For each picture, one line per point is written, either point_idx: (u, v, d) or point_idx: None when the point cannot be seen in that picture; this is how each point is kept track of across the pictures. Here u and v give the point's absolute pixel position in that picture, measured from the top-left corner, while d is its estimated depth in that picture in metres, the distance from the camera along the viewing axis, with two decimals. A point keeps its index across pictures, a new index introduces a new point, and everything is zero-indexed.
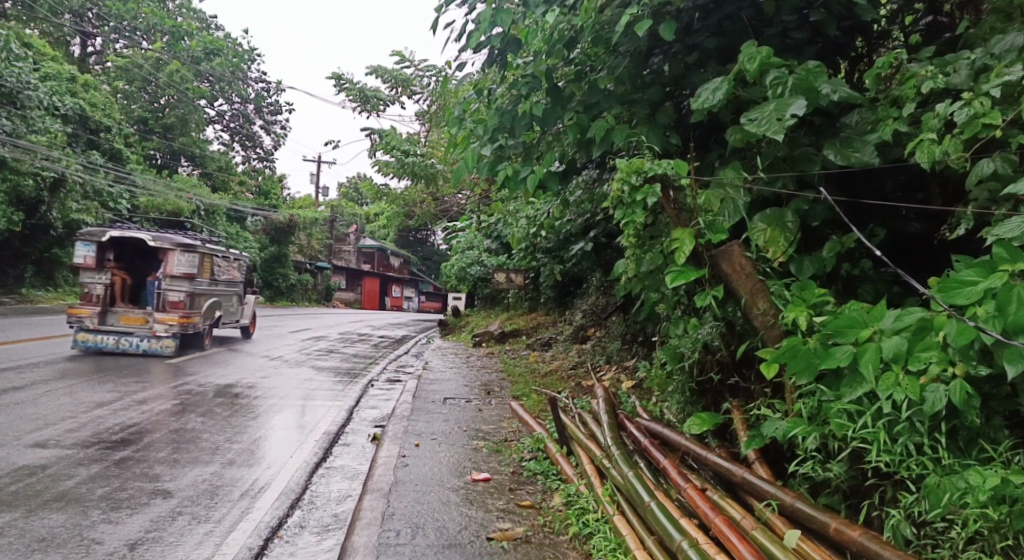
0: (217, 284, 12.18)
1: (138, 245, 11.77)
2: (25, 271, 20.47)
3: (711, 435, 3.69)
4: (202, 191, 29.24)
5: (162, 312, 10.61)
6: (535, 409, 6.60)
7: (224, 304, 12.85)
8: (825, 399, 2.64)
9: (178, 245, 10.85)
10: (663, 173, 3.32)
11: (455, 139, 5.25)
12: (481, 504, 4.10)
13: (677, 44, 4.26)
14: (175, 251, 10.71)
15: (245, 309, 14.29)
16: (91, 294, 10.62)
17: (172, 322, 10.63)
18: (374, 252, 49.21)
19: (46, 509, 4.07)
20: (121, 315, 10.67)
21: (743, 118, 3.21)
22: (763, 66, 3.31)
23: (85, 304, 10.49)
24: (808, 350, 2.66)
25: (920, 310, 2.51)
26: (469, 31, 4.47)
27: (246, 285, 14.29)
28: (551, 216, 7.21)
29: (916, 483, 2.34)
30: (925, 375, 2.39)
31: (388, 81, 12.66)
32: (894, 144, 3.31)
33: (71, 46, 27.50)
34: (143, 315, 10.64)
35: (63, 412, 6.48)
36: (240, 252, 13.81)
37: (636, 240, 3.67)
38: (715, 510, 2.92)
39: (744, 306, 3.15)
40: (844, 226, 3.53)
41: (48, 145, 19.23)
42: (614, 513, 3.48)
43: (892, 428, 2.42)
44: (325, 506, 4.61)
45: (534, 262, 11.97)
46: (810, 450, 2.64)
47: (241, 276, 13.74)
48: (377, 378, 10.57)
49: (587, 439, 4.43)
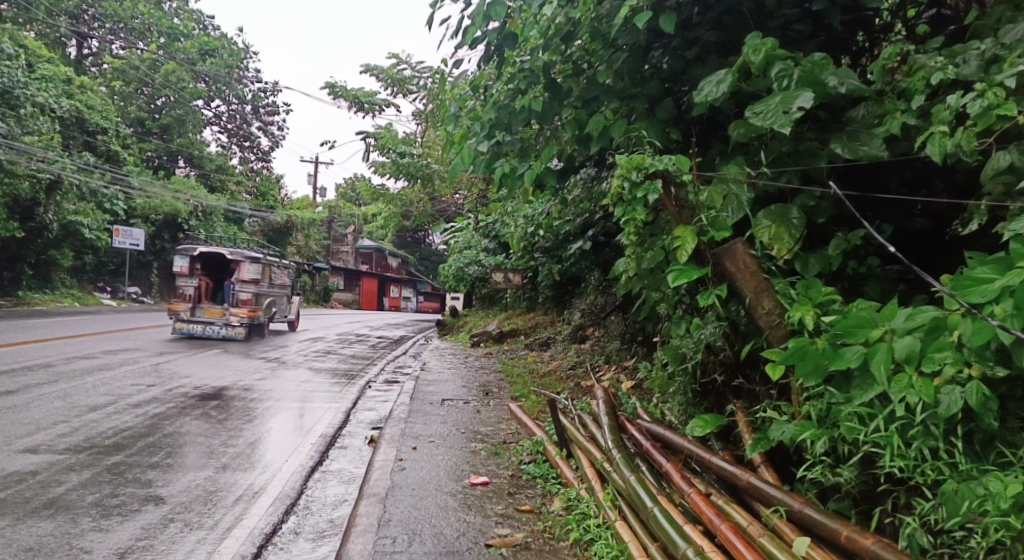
0: (273, 287, 15.36)
1: (217, 257, 15.24)
2: (21, 273, 20.07)
3: (714, 437, 3.60)
4: (199, 191, 28.64)
5: (236, 308, 13.89)
6: (534, 411, 6.52)
7: (279, 304, 16.15)
8: (834, 401, 2.56)
9: (248, 257, 14.22)
10: (664, 169, 3.22)
11: (452, 137, 5.17)
12: (479, 510, 4.01)
13: (677, 38, 4.18)
14: (246, 261, 14.08)
15: (291, 307, 17.38)
16: (183, 294, 13.87)
17: (243, 315, 13.90)
18: (373, 252, 48.98)
19: (34, 517, 3.97)
20: (205, 310, 13.86)
21: (748, 111, 3.13)
22: (768, 58, 3.22)
23: (179, 301, 13.65)
24: (816, 351, 2.59)
25: (933, 309, 2.43)
26: (465, 27, 4.41)
27: (292, 288, 17.40)
28: (549, 216, 7.12)
29: (932, 489, 2.27)
30: (938, 377, 2.31)
31: (384, 80, 12.56)
32: (902, 138, 3.23)
33: (67, 47, 27.32)
34: (221, 310, 13.83)
35: (56, 416, 6.38)
36: (289, 262, 17.05)
37: (637, 238, 3.57)
38: (720, 517, 2.83)
39: (748, 306, 3.06)
40: (850, 222, 3.45)
41: (43, 147, 19.05)
42: (615, 519, 3.40)
43: (906, 432, 2.35)
44: (321, 512, 4.52)
45: (532, 262, 11.90)
46: (818, 454, 2.56)
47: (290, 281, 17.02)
48: (374, 379, 10.47)
49: (587, 442, 4.34)
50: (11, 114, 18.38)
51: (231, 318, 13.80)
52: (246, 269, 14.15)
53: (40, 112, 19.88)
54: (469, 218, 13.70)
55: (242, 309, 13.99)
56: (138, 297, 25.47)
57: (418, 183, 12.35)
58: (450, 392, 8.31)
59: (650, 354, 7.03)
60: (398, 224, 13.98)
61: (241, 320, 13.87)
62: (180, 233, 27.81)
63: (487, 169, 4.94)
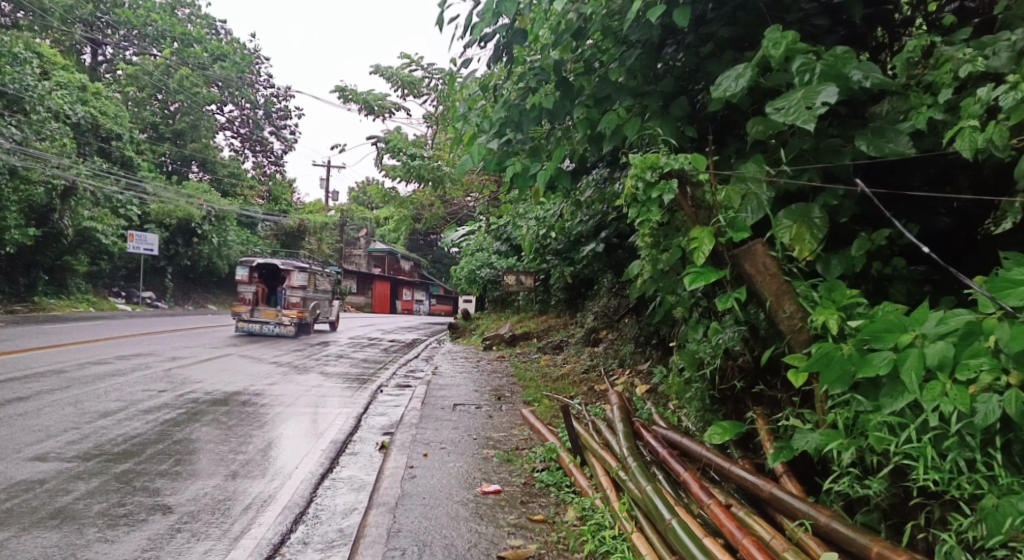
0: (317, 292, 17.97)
1: (271, 267, 17.96)
2: (36, 280, 20.11)
3: (734, 445, 3.48)
4: (213, 197, 28.79)
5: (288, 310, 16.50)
6: (547, 416, 6.41)
7: (322, 307, 18.79)
8: (861, 410, 2.44)
9: (297, 267, 16.85)
10: (680, 168, 3.12)
11: (461, 137, 5.09)
12: (491, 519, 3.91)
13: (691, 35, 4.09)
14: (295, 271, 16.71)
15: (332, 309, 19.93)
16: (245, 298, 16.45)
17: (293, 316, 16.50)
18: (385, 256, 48.97)
19: (40, 528, 3.93)
20: (262, 311, 16.44)
21: (768, 107, 3.02)
22: (788, 53, 3.12)
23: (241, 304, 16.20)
24: (843, 357, 2.47)
25: (967, 313, 2.31)
26: (474, 24, 4.33)
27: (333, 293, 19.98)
28: (561, 218, 7.02)
29: (970, 504, 2.15)
30: (974, 385, 2.19)
31: (394, 83, 12.51)
32: (929, 133, 3.12)
33: (82, 54, 27.53)
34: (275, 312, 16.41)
35: (66, 423, 6.35)
36: (330, 269, 19.67)
37: (652, 240, 3.46)
38: (742, 530, 2.71)
39: (768, 310, 2.94)
40: (873, 221, 3.33)
41: (57, 154, 19.16)
42: (632, 531, 3.28)
43: (940, 444, 2.23)
44: (330, 521, 4.43)
45: (545, 264, 11.79)
46: (846, 465, 2.44)
47: (331, 287, 19.64)
48: (386, 383, 10.39)
49: (601, 449, 4.23)
50: (26, 121, 18.49)
51: (283, 318, 16.37)
52: (296, 277, 16.81)
53: (54, 118, 20.03)
54: (481, 221, 13.61)
55: (292, 311, 16.60)
56: (152, 302, 25.59)
57: (429, 186, 12.30)
58: (462, 396, 8.20)
59: (665, 358, 6.90)
60: (409, 228, 13.93)
61: (291, 320, 16.48)
62: (194, 238, 27.98)
63: (497, 168, 4.84)
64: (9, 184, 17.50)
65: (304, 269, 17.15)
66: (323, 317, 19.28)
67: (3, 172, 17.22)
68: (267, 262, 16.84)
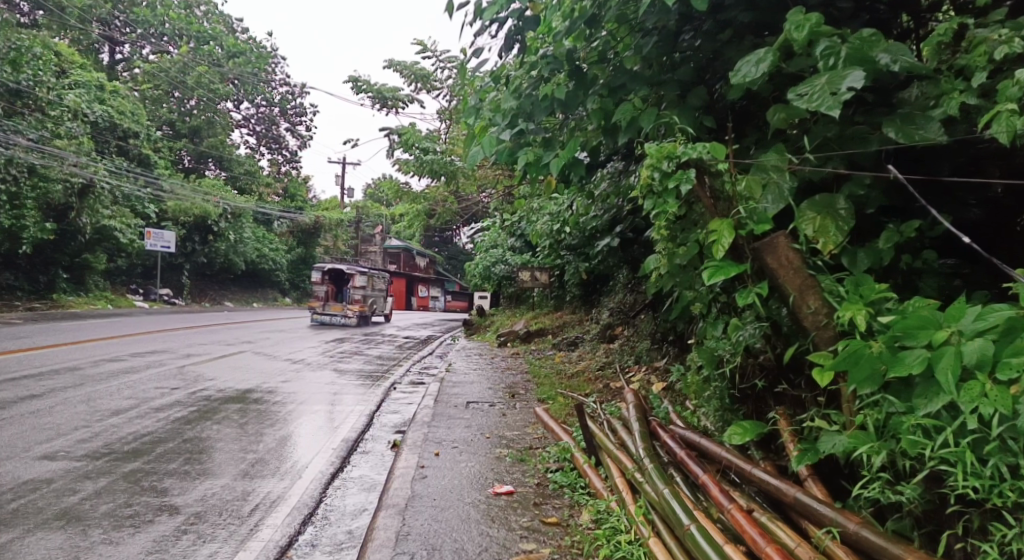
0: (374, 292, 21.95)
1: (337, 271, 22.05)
2: (56, 277, 20.28)
3: (754, 446, 3.35)
4: (228, 194, 29.36)
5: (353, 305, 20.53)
6: (561, 414, 6.29)
7: (379, 304, 22.86)
8: (893, 411, 2.29)
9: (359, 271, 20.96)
10: (698, 157, 2.98)
11: (473, 129, 4.99)
12: (503, 522, 3.81)
13: (708, 21, 3.93)
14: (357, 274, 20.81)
15: (384, 306, 23.76)
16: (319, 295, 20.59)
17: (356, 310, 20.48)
18: (399, 251, 49.30)
19: (44, 530, 3.90)
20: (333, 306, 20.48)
21: (790, 93, 2.87)
22: (813, 36, 2.96)
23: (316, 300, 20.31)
24: (872, 355, 2.33)
25: (1007, 308, 2.16)
26: (484, 11, 4.22)
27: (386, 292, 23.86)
28: (575, 212, 6.87)
29: (1013, 514, 2.01)
30: (1017, 385, 2.03)
31: (407, 77, 12.37)
32: (961, 120, 2.95)
33: (100, 53, 27.76)
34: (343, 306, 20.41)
35: (77, 421, 6.34)
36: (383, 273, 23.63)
37: (668, 232, 3.32)
38: (765, 537, 2.58)
39: (791, 306, 2.79)
40: (900, 213, 3.18)
41: (75, 152, 19.27)
42: (648, 535, 3.17)
43: (980, 448, 2.08)
44: (339, 522, 4.35)
45: (559, 259, 11.66)
46: (876, 470, 2.30)
47: (385, 287, 23.68)
48: (400, 380, 10.32)
49: (616, 450, 4.11)
50: (44, 119, 18.61)
51: (349, 312, 20.38)
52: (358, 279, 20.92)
53: (72, 116, 20.21)
54: (495, 216, 13.50)
55: (356, 306, 20.65)
56: (170, 299, 25.79)
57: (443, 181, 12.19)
58: (476, 394, 8.11)
59: (683, 355, 6.76)
60: (423, 224, 13.84)
61: (355, 312, 20.49)
62: (210, 235, 28.22)
63: (509, 159, 4.72)
64: (27, 182, 17.61)
65: (365, 273, 21.25)
66: (378, 311, 23.20)
67: (21, 170, 17.34)
68: (335, 267, 21.05)
